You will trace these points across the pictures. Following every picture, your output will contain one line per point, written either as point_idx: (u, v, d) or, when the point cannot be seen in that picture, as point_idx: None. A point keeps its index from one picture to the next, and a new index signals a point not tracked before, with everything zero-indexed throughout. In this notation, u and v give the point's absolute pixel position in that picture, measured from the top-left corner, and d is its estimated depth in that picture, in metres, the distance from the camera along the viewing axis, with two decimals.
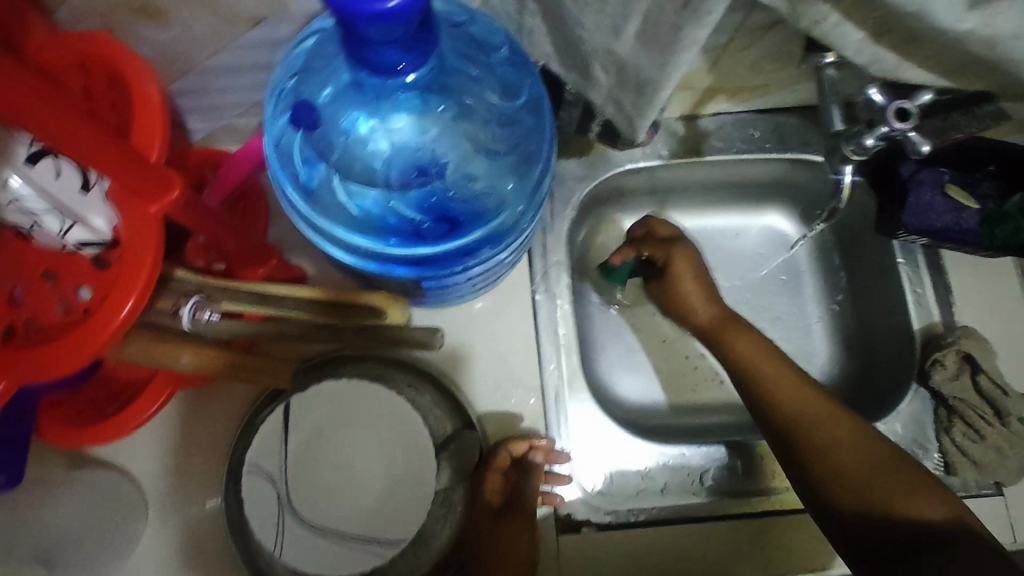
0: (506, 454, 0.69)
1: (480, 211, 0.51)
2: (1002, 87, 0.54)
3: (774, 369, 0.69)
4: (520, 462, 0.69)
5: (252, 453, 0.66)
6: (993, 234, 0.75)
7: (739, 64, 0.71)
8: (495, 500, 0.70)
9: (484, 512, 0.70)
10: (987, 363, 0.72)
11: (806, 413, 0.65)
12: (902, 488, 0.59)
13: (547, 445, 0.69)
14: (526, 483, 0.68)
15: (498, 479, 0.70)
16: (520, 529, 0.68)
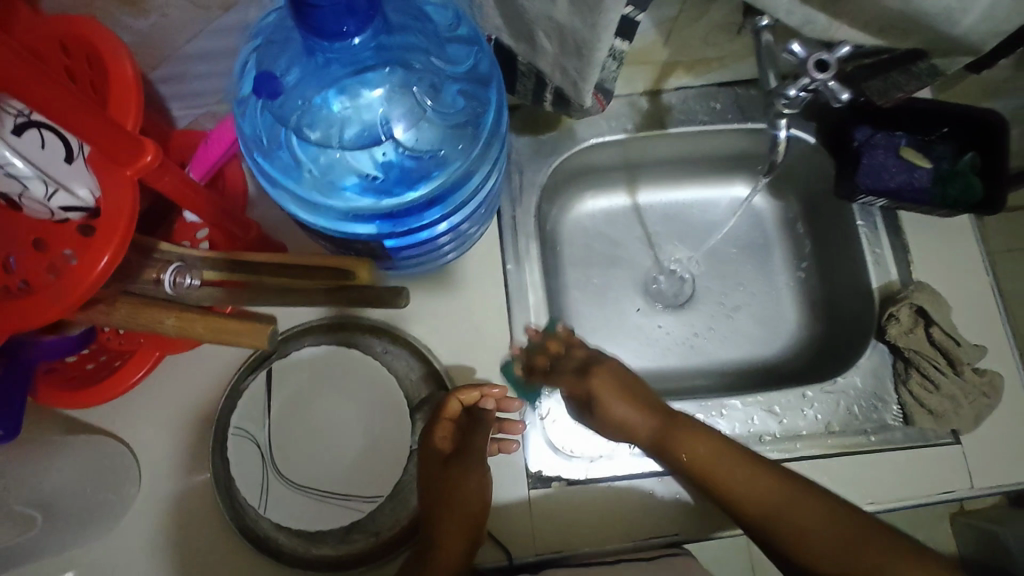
0: (455, 402, 0.71)
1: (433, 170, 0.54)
2: (930, 43, 0.57)
3: (727, 466, 0.67)
4: (472, 412, 0.72)
5: (237, 418, 0.70)
6: (946, 192, 0.78)
7: (691, 36, 0.74)
8: (443, 448, 0.72)
9: (431, 457, 0.72)
10: (939, 316, 0.74)
11: (769, 503, 0.65)
12: (889, 560, 0.60)
13: (498, 392, 0.72)
14: (477, 428, 0.71)
15: (449, 427, 0.72)
16: (470, 475, 0.70)
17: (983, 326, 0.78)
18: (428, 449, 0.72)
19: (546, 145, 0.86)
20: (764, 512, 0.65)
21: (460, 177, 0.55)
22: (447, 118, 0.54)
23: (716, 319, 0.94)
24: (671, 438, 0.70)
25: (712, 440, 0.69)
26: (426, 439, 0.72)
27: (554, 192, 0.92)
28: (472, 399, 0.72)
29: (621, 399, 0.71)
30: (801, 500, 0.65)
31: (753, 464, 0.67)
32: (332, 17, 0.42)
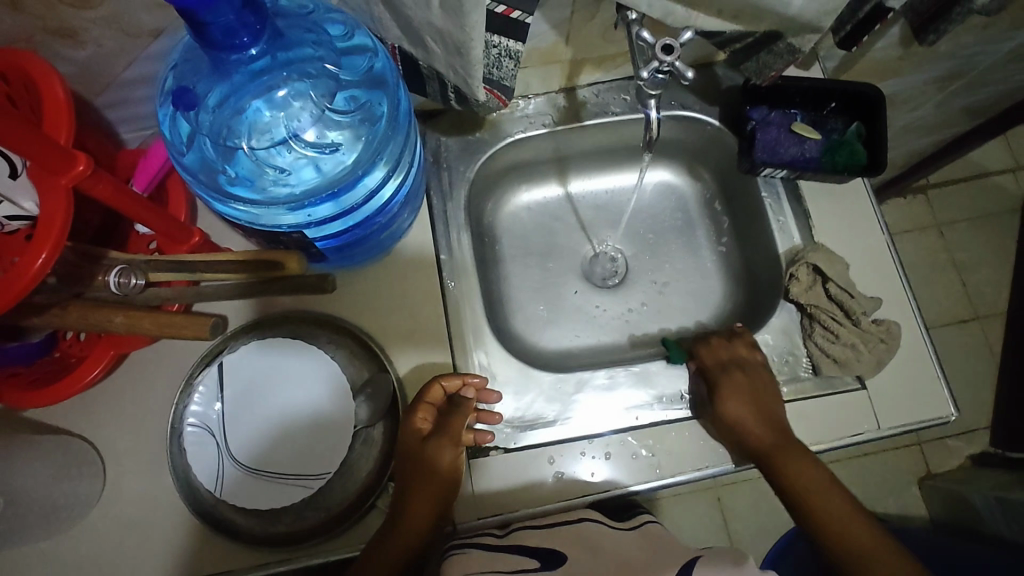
0: (439, 388, 0.77)
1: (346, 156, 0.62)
2: (779, 24, 0.65)
3: (806, 475, 0.73)
4: (451, 398, 0.77)
5: (195, 408, 0.75)
6: (835, 160, 0.85)
7: (589, 35, 0.82)
8: (422, 428, 0.76)
9: (410, 435, 0.75)
10: (835, 273, 0.81)
11: (804, 503, 0.74)
12: None
13: (479, 382, 0.79)
14: (455, 414, 0.76)
15: (429, 410, 0.76)
16: (443, 453, 0.74)
17: (881, 281, 0.85)
18: (406, 429, 0.76)
19: (473, 144, 0.93)
20: (833, 530, 0.72)
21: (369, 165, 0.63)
22: (351, 112, 0.62)
23: (648, 295, 1.00)
24: (780, 458, 0.74)
25: (818, 474, 0.74)
26: (407, 419, 0.76)
27: (488, 189, 0.99)
28: (454, 386, 0.78)
29: (742, 403, 0.77)
30: (864, 533, 0.71)
31: (819, 475, 0.74)
32: (225, 33, 0.48)
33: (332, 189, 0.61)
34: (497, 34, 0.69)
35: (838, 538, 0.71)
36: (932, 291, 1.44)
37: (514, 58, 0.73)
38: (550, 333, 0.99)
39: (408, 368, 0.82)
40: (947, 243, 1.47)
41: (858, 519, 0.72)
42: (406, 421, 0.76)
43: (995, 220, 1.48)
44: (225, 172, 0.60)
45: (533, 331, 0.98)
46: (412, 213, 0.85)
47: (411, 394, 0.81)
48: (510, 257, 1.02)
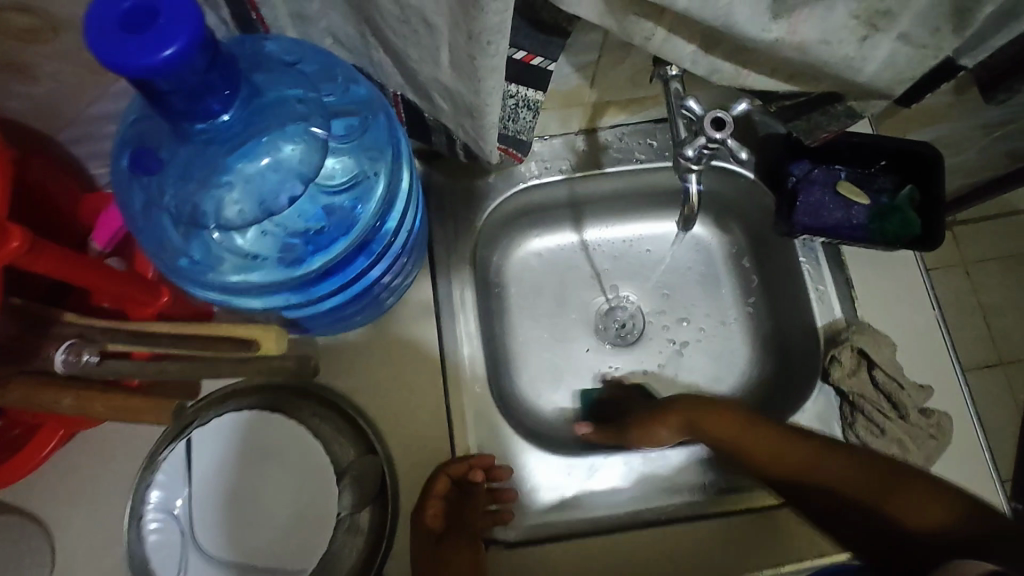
0: (446, 478, 0.69)
1: (338, 235, 0.53)
2: (841, 88, 0.56)
3: (760, 433, 0.68)
4: (461, 485, 0.71)
5: (157, 492, 0.67)
6: (884, 227, 0.76)
7: (616, 79, 0.73)
8: (434, 526, 0.68)
9: (423, 538, 0.68)
10: (882, 358, 0.72)
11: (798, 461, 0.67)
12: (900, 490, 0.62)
13: (483, 460, 0.72)
14: (471, 502, 0.70)
15: (440, 505, 0.69)
16: (465, 554, 0.67)
17: (930, 365, 0.76)
18: (420, 532, 0.68)
19: (481, 189, 0.84)
20: (790, 468, 0.67)
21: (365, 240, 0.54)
22: (344, 183, 0.53)
23: (668, 359, 0.91)
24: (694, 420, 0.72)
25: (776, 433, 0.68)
26: (417, 520, 0.68)
27: (497, 237, 0.90)
28: (461, 470, 0.71)
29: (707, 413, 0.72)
30: (835, 473, 0.65)
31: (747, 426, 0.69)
32: (189, 101, 0.39)
33: (315, 276, 0.53)
34: (515, 83, 0.60)
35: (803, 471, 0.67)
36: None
37: (533, 109, 0.64)
38: (559, 397, 0.89)
39: (399, 446, 0.73)
40: None
41: (881, 466, 0.64)
42: (417, 521, 0.68)
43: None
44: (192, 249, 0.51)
45: (539, 395, 0.89)
46: (414, 269, 0.77)
47: (402, 476, 0.72)
48: (517, 309, 0.92)
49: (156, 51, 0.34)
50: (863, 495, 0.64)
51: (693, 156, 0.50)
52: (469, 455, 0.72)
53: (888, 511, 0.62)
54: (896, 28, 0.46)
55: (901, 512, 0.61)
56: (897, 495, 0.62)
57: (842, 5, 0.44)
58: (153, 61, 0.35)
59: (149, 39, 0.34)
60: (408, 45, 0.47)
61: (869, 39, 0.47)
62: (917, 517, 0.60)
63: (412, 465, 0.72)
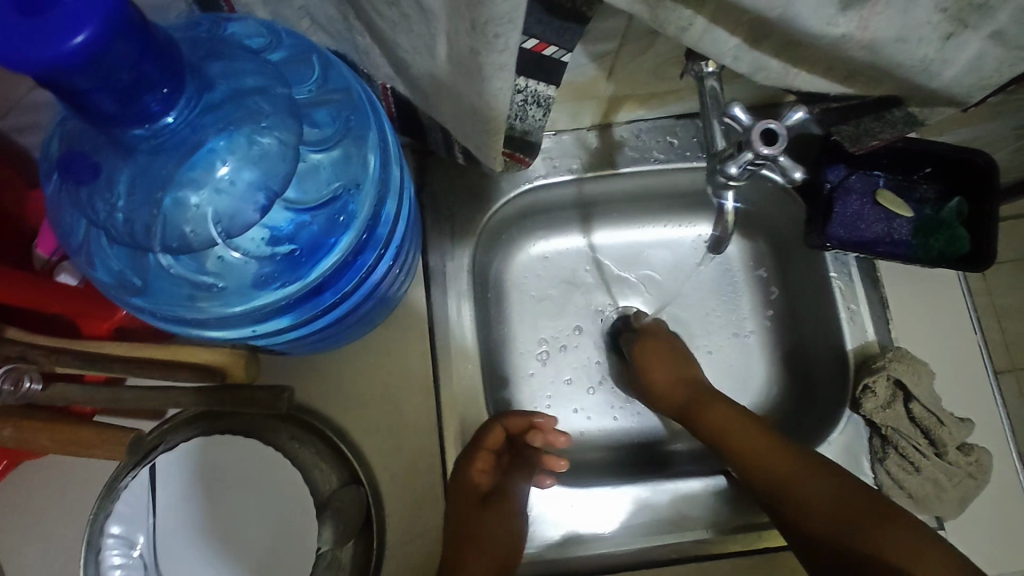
0: (502, 431, 0.69)
1: (312, 255, 0.46)
2: (904, 92, 0.48)
3: (743, 431, 0.68)
4: (514, 439, 0.71)
5: (118, 522, 0.60)
6: (929, 243, 0.69)
7: (638, 71, 0.65)
8: (482, 481, 0.69)
9: (466, 492, 0.68)
10: (920, 390, 0.66)
11: (776, 474, 0.64)
12: (899, 551, 0.54)
13: (545, 422, 0.70)
14: (520, 459, 0.71)
15: (487, 459, 0.69)
16: (506, 509, 0.68)
17: (968, 395, 0.70)
18: (466, 484, 0.67)
19: (483, 190, 0.76)
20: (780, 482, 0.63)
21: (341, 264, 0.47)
22: (318, 195, 0.46)
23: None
24: (699, 406, 0.73)
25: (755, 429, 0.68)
26: (463, 474, 0.68)
27: (496, 239, 0.81)
28: (519, 427, 0.70)
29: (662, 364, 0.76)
30: (828, 480, 0.62)
31: (782, 446, 0.66)
32: (118, 103, 0.31)
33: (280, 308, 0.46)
34: (524, 75, 0.53)
35: (794, 505, 0.62)
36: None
37: (543, 106, 0.56)
38: (558, 417, 0.81)
39: (386, 474, 0.66)
40: None
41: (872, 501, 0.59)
42: (461, 470, 0.68)
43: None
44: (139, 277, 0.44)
45: (539, 414, 0.81)
46: (409, 277, 0.68)
47: (390, 507, 0.66)
48: (516, 317, 0.83)
49: (59, 39, 0.26)
50: (845, 532, 0.58)
51: (737, 173, 0.44)
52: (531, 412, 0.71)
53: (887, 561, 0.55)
54: (989, 25, 0.38)
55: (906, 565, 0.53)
56: (871, 535, 0.57)
57: None
58: (56, 53, 0.27)
59: (50, 23, 0.26)
60: (399, 33, 0.39)
61: (954, 37, 0.40)
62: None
63: (400, 497, 0.66)
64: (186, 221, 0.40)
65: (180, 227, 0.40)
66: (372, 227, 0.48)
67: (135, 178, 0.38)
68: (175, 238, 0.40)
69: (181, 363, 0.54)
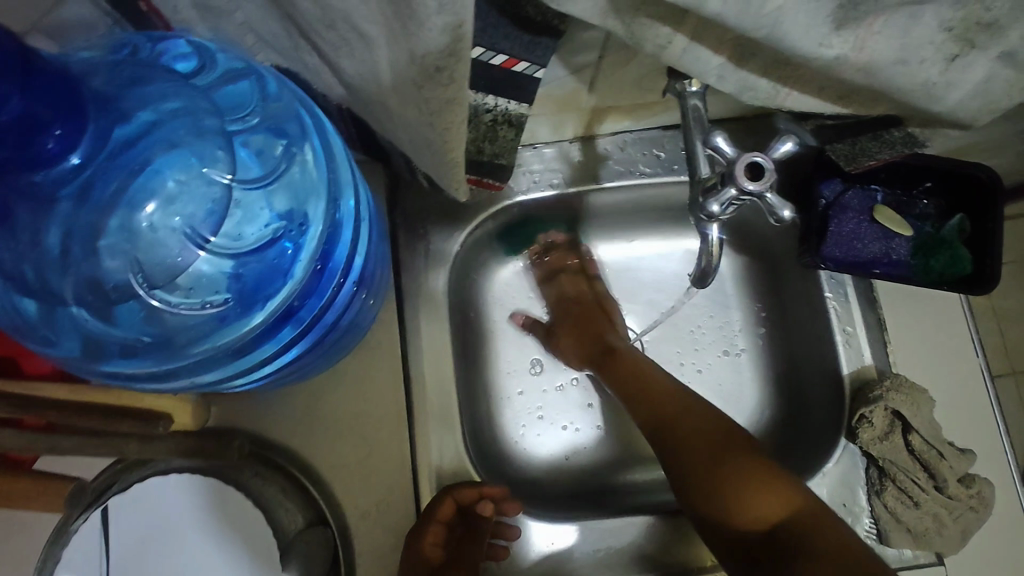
0: (452, 503, 0.62)
1: (259, 295, 0.42)
2: (903, 113, 0.44)
3: (688, 422, 0.64)
4: (465, 512, 0.64)
5: (67, 571, 0.55)
6: (929, 264, 0.65)
7: (620, 83, 0.61)
8: (434, 556, 0.62)
9: (418, 571, 0.61)
10: (919, 420, 0.62)
11: (667, 411, 0.65)
12: (738, 485, 0.59)
13: (496, 491, 0.64)
14: (475, 533, 0.64)
15: (440, 532, 0.62)
16: None
17: (969, 423, 0.66)
18: (416, 564, 0.60)
19: (459, 206, 0.72)
20: (694, 474, 0.61)
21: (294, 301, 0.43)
22: (262, 231, 0.42)
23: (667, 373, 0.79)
24: (643, 387, 0.68)
25: (710, 415, 0.64)
26: (414, 551, 0.61)
27: (474, 257, 0.77)
28: (469, 499, 0.63)
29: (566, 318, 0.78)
30: (678, 425, 0.64)
31: (660, 387, 0.68)
32: (5, 145, 0.28)
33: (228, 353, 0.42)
34: (492, 94, 0.49)
35: (720, 496, 0.59)
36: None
37: (516, 125, 0.52)
38: (541, 443, 0.77)
39: (355, 511, 0.62)
40: None
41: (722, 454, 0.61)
42: (411, 550, 0.60)
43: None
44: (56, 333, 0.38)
45: (521, 440, 0.77)
46: (378, 303, 0.64)
47: (359, 547, 0.62)
48: (497, 337, 0.80)
49: None
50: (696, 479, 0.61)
51: (719, 210, 0.40)
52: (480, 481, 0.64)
53: (735, 510, 0.58)
54: (998, 46, 0.34)
55: (742, 509, 0.58)
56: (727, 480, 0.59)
57: (934, 14, 0.32)
58: None
59: None
60: (341, 57, 0.35)
61: (959, 59, 0.36)
62: (759, 510, 0.57)
63: (370, 537, 0.62)
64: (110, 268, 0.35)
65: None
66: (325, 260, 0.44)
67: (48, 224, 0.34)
68: None
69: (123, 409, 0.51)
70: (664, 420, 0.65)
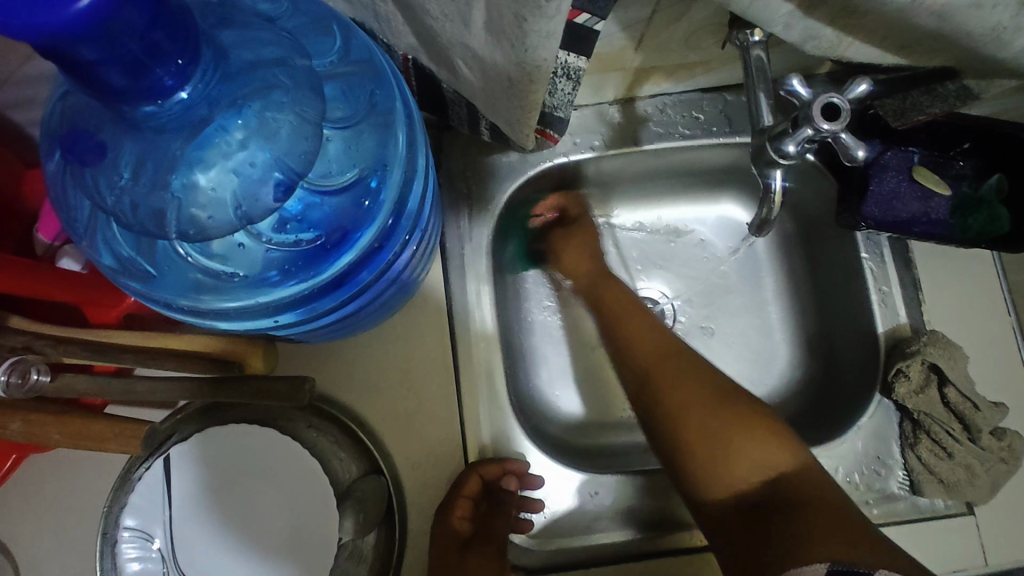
0: (477, 479, 0.64)
1: (334, 242, 0.43)
2: (964, 62, 0.45)
3: (635, 319, 0.70)
4: (491, 490, 0.65)
5: (134, 514, 0.58)
6: (967, 224, 0.66)
7: (669, 41, 0.61)
8: (461, 529, 0.62)
9: (447, 545, 0.61)
10: (955, 374, 0.64)
11: (643, 364, 0.66)
12: (730, 427, 0.60)
13: (519, 466, 0.66)
14: (502, 511, 0.64)
15: (467, 505, 0.63)
16: (488, 566, 0.61)
17: (1002, 380, 0.68)
18: (444, 532, 0.61)
19: (500, 167, 0.72)
20: (699, 433, 0.60)
21: (363, 252, 0.44)
22: (341, 178, 0.43)
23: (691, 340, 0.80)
24: (619, 326, 0.71)
25: (666, 339, 0.67)
26: (444, 525, 0.61)
27: (512, 220, 0.78)
28: (493, 475, 0.65)
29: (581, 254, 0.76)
30: (692, 386, 0.63)
31: (649, 321, 0.70)
32: (126, 75, 0.29)
33: (296, 302, 0.43)
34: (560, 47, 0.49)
35: (710, 454, 0.59)
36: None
37: (573, 79, 0.52)
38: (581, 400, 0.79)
39: (406, 461, 0.64)
40: None
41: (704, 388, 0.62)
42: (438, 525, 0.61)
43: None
44: (152, 269, 0.43)
45: (560, 398, 0.79)
46: (427, 263, 0.65)
47: (411, 494, 0.64)
48: (533, 299, 0.81)
49: (62, 3, 0.23)
50: (693, 453, 0.60)
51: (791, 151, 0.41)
52: (504, 457, 0.66)
53: (721, 469, 0.59)
54: None
55: (728, 469, 0.59)
56: (717, 434, 0.60)
57: None
58: (59, 18, 0.24)
59: None
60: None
61: None
62: (752, 455, 0.59)
63: (421, 486, 0.64)
64: (201, 206, 0.37)
65: (194, 215, 0.37)
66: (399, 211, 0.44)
67: (144, 160, 0.36)
68: (193, 223, 0.38)
69: (193, 352, 0.52)
70: (653, 373, 0.65)
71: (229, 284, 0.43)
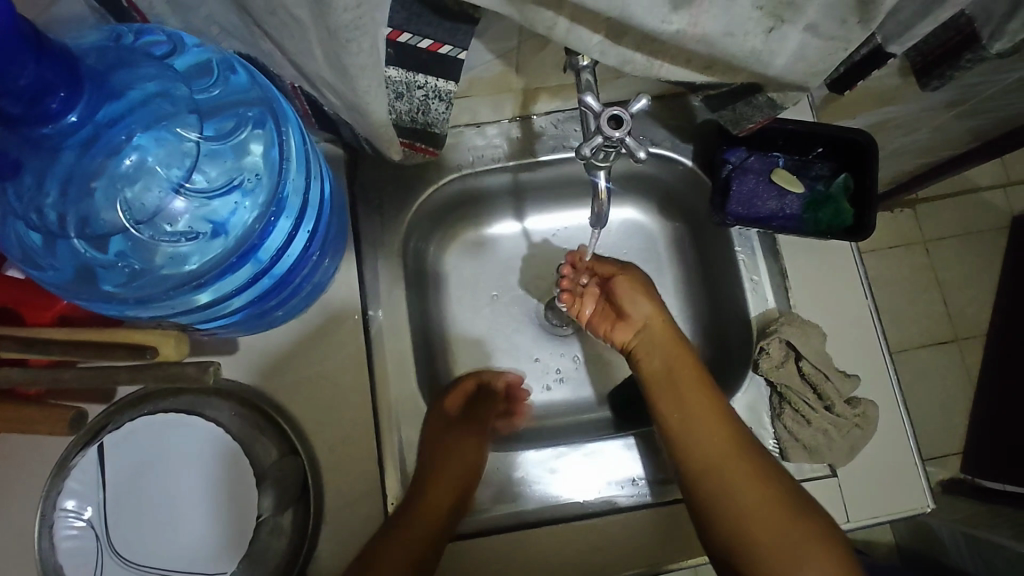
0: (474, 380, 0.82)
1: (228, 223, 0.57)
2: (758, 79, 0.54)
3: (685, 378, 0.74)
4: (484, 389, 0.83)
5: (72, 497, 0.64)
6: (816, 218, 0.76)
7: (542, 64, 0.70)
8: (451, 411, 0.79)
9: (439, 418, 0.77)
10: (809, 350, 0.72)
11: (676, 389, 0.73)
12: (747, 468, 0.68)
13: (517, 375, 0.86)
14: (487, 403, 0.83)
15: (457, 398, 0.81)
16: (471, 441, 0.78)
17: (860, 355, 0.76)
18: (437, 417, 0.77)
19: (413, 179, 0.80)
20: (716, 456, 0.69)
21: (243, 239, 0.57)
22: (224, 181, 0.57)
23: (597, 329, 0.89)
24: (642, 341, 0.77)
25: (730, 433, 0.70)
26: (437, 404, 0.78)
27: (429, 228, 0.86)
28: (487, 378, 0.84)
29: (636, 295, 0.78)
30: (722, 433, 0.70)
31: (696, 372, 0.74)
32: (19, 106, 0.37)
33: (195, 279, 0.57)
34: (422, 73, 0.56)
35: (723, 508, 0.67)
36: (913, 311, 1.29)
37: (445, 99, 0.61)
38: None
39: (323, 445, 0.71)
40: (979, 214, 1.32)
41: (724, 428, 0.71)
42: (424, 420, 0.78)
43: (988, 237, 1.32)
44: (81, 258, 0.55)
45: None
46: (334, 264, 0.73)
47: (328, 474, 0.71)
48: (453, 299, 0.89)
49: None
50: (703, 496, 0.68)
51: (590, 154, 0.50)
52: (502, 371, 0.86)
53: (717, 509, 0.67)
54: (802, 19, 0.45)
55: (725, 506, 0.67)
56: (734, 465, 0.69)
57: None
58: None
59: None
60: (285, 39, 0.44)
61: (774, 32, 0.46)
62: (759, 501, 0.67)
63: (336, 465, 0.71)
64: (116, 207, 0.54)
65: (109, 212, 0.53)
66: (274, 205, 0.58)
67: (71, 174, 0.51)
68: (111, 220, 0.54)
69: (113, 343, 0.58)
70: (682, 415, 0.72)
71: (138, 270, 0.56)
